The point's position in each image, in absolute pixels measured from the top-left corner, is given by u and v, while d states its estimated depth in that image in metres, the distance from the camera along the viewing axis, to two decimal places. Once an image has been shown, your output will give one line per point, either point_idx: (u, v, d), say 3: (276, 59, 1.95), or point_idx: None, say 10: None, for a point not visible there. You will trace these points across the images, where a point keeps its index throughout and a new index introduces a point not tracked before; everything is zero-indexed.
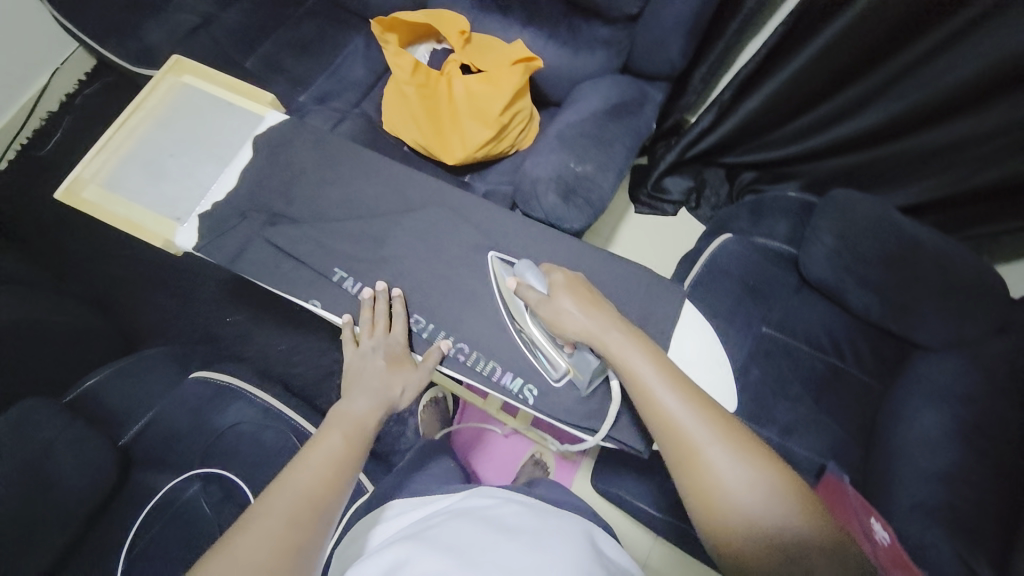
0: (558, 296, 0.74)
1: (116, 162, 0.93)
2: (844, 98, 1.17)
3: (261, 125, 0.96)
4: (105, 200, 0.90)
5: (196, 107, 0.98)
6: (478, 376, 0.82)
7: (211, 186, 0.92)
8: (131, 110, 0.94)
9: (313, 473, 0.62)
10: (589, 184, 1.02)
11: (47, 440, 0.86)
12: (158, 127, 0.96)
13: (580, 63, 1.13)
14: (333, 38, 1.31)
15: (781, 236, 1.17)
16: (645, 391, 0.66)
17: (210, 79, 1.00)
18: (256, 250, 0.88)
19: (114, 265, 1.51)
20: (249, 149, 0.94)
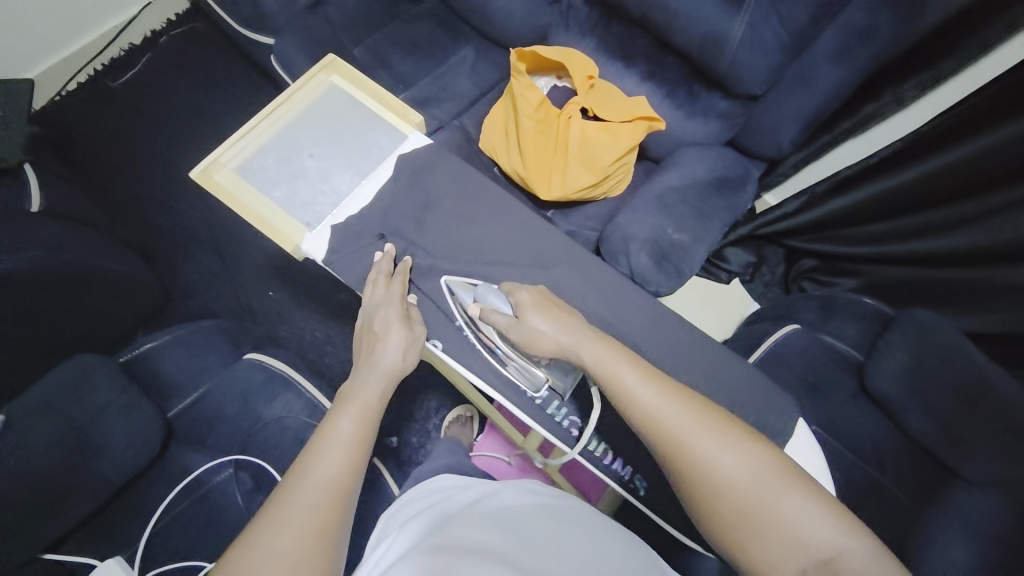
0: (528, 317, 0.73)
1: (254, 151, 0.91)
2: (927, 218, 1.17)
3: (405, 144, 0.95)
4: (237, 188, 0.89)
5: (342, 111, 0.97)
6: (590, 457, 0.83)
7: (349, 199, 0.91)
8: (279, 102, 0.93)
9: (334, 465, 0.63)
10: (682, 253, 1.03)
11: (100, 404, 0.84)
12: (300, 122, 0.95)
13: (689, 127, 1.13)
14: (444, 43, 1.30)
15: (849, 339, 1.17)
16: (619, 395, 0.65)
17: (359, 84, 0.99)
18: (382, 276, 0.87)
19: (166, 214, 1.48)
20: (391, 168, 0.93)
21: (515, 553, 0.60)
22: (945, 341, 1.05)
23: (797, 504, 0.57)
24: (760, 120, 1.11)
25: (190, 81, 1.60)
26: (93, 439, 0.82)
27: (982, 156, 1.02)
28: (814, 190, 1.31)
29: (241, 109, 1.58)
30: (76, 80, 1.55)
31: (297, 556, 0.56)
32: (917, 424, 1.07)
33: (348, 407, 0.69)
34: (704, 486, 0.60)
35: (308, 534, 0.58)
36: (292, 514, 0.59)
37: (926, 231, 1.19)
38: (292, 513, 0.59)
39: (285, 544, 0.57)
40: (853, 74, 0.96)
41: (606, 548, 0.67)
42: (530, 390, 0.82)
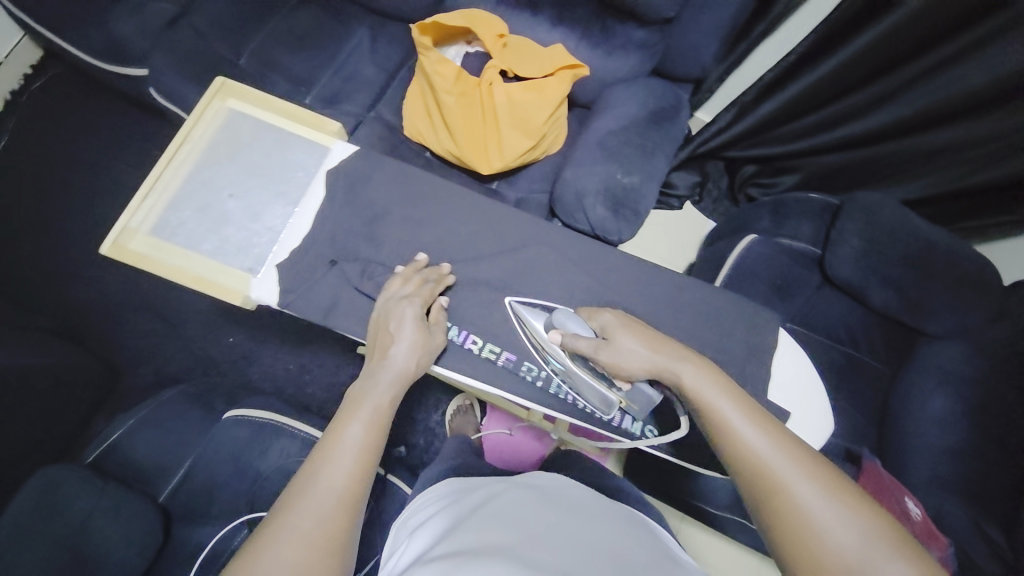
0: (618, 338, 0.71)
1: (164, 206, 0.83)
2: (852, 102, 1.21)
3: (331, 158, 0.88)
4: (158, 251, 0.80)
5: (250, 137, 0.88)
6: (598, 422, 0.83)
7: (287, 230, 0.84)
8: (178, 146, 0.84)
9: (342, 471, 0.58)
10: (636, 195, 1.02)
11: (84, 511, 0.78)
12: (208, 161, 0.86)
13: (611, 65, 1.10)
14: (334, 29, 1.19)
15: (805, 236, 1.22)
16: (711, 419, 0.60)
17: (261, 103, 0.90)
18: (348, 303, 0.81)
19: (84, 287, 1.34)
20: (322, 187, 0.87)
21: (539, 548, 0.60)
22: (889, 216, 1.11)
23: None
24: (679, 42, 1.09)
25: (65, 136, 1.42)
26: (93, 547, 0.76)
27: (898, 32, 1.04)
28: (743, 100, 1.32)
29: (132, 152, 1.42)
30: None
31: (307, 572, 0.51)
32: (878, 299, 1.14)
33: (359, 410, 0.64)
34: (807, 542, 0.51)
35: (317, 548, 0.53)
36: (302, 528, 0.54)
37: (854, 114, 1.24)
38: (302, 526, 0.54)
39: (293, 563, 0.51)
40: None
41: (613, 524, 0.71)
42: (601, 410, 0.79)
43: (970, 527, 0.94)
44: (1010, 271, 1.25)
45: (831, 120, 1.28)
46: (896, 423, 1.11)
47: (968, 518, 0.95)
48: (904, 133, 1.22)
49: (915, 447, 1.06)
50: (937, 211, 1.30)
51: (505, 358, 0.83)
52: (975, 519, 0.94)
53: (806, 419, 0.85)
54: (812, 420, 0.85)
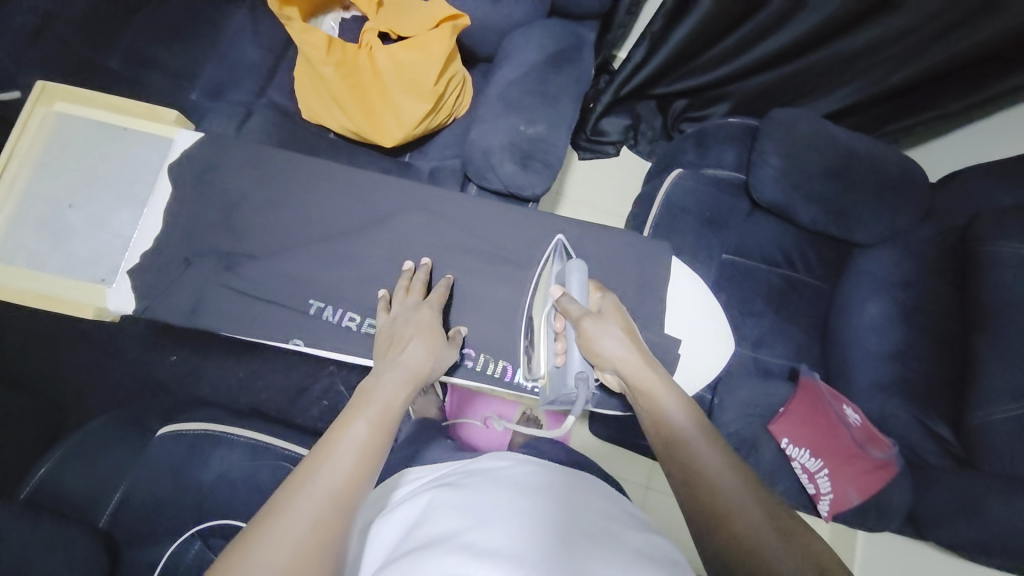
0: (608, 319, 0.73)
1: (2, 228, 0.85)
2: (767, 14, 1.15)
3: (174, 148, 0.89)
4: (2, 274, 0.83)
5: (80, 142, 0.89)
6: (491, 378, 0.87)
7: (133, 232, 0.87)
8: (2, 163, 0.85)
9: (342, 465, 0.54)
10: (543, 145, 0.98)
11: (19, 548, 0.75)
12: (41, 176, 0.88)
13: (503, 12, 1.05)
14: (208, 15, 1.11)
15: (731, 164, 1.20)
16: (677, 439, 0.64)
17: (87, 104, 0.90)
18: (215, 297, 0.85)
19: (8, 328, 1.29)
20: (164, 182, 0.89)
21: (529, 538, 0.56)
22: (806, 131, 1.10)
23: None
24: None
25: None
26: None
27: None
28: (653, 31, 1.25)
29: None
30: None
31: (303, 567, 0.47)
32: (807, 216, 1.13)
33: (370, 406, 0.61)
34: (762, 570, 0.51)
35: (317, 543, 0.49)
36: (304, 521, 0.49)
37: (772, 27, 1.19)
38: (304, 517, 0.49)
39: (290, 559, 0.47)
40: None
41: (602, 504, 0.67)
42: (528, 369, 0.85)
43: (915, 424, 0.98)
44: (935, 168, 1.26)
45: (749, 39, 1.23)
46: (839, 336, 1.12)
47: (913, 416, 0.99)
48: (824, 41, 1.17)
49: (860, 356, 1.07)
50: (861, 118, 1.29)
51: None
52: (919, 416, 0.98)
53: (700, 339, 0.93)
54: (705, 339, 0.92)
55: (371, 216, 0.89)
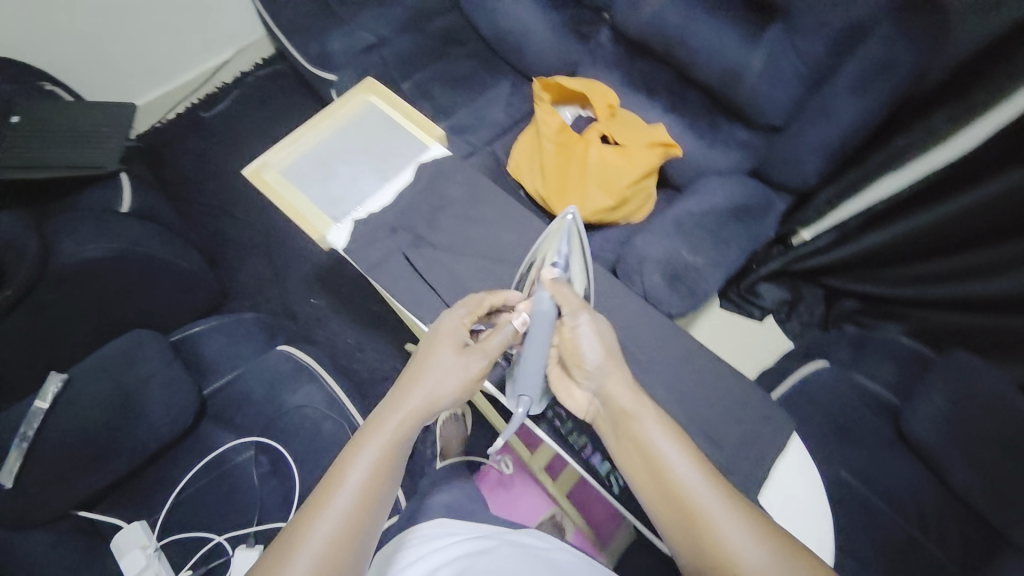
0: (586, 326, 0.79)
1: (296, 155, 1.11)
2: (977, 257, 1.09)
3: (427, 154, 1.12)
4: (280, 184, 1.07)
5: (373, 122, 1.16)
6: (568, 446, 0.91)
7: (373, 197, 1.07)
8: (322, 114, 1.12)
9: (352, 489, 0.63)
10: (697, 275, 1.02)
11: (146, 374, 0.93)
12: (338, 133, 1.14)
13: (710, 157, 1.16)
14: (484, 78, 1.44)
15: (884, 380, 1.09)
16: (687, 501, 0.63)
17: (391, 103, 1.18)
18: (395, 265, 1.00)
19: (230, 225, 1.66)
20: (410, 171, 1.10)
21: None
22: (993, 387, 0.95)
23: None
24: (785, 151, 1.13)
25: (266, 114, 1.82)
26: (140, 406, 0.90)
27: None
28: (846, 228, 1.27)
29: None
30: (174, 110, 1.81)
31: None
32: (960, 476, 0.96)
33: (368, 453, 0.66)
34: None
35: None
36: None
37: (978, 272, 1.10)
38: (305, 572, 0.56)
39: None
40: (878, 107, 0.97)
41: None
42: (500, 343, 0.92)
43: None
44: None
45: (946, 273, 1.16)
46: None
47: None
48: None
49: None
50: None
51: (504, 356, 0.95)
52: None
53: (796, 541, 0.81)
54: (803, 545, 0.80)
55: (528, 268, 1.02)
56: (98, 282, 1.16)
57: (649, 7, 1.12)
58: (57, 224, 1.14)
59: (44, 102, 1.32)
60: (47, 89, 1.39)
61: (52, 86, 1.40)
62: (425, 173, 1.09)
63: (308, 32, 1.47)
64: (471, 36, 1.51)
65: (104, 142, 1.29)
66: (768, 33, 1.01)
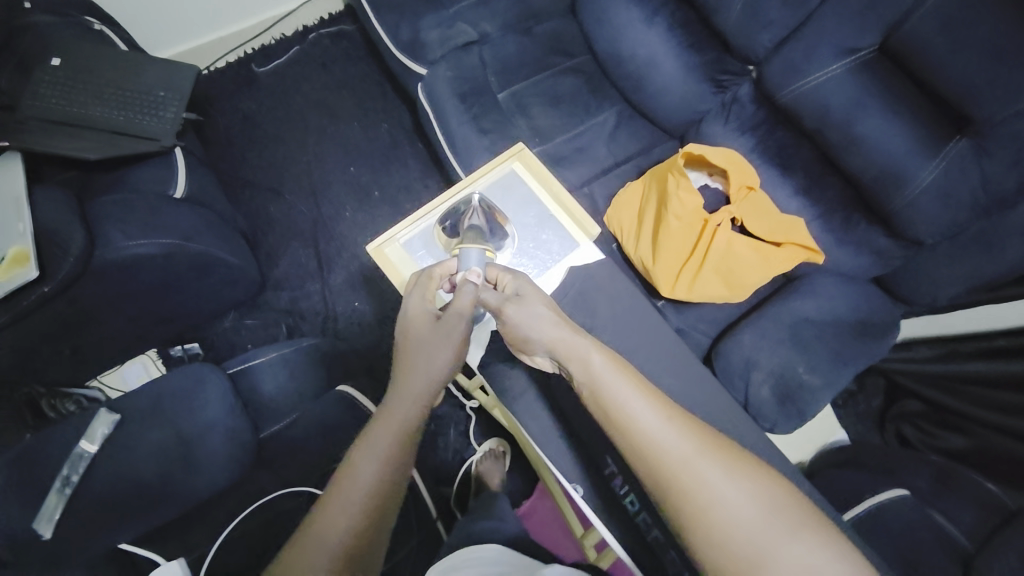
0: (521, 303, 0.74)
1: (427, 231, 0.92)
2: None
3: (578, 255, 0.93)
4: (406, 268, 0.90)
5: (518, 202, 0.95)
6: None
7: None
8: (462, 187, 0.92)
9: (372, 473, 0.61)
10: (809, 396, 0.95)
11: (209, 421, 0.85)
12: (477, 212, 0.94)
13: (836, 255, 1.07)
14: (588, 103, 1.29)
15: (964, 524, 1.01)
16: (628, 429, 0.59)
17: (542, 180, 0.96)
18: (527, 392, 0.97)
19: (273, 203, 1.51)
20: (557, 275, 0.92)
21: None
22: None
23: (802, 543, 0.50)
24: (921, 266, 1.04)
25: (325, 80, 1.63)
26: (195, 458, 0.82)
27: None
28: (956, 347, 1.26)
29: (367, 115, 1.61)
30: (225, 59, 1.61)
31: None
32: None
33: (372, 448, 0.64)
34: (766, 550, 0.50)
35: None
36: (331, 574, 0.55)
37: None
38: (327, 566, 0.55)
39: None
40: None
41: None
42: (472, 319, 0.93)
43: None
44: None
45: None
46: None
47: None
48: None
49: None
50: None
51: (653, 533, 0.88)
52: None
53: None
54: None
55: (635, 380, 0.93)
56: (143, 277, 1.04)
57: (813, 80, 1.00)
58: (101, 208, 1.00)
59: (97, 48, 1.15)
60: (95, 29, 1.19)
61: (102, 27, 1.20)
62: (576, 281, 0.93)
63: (401, 11, 1.31)
64: (579, 47, 1.34)
65: (161, 108, 1.13)
66: (952, 146, 0.91)
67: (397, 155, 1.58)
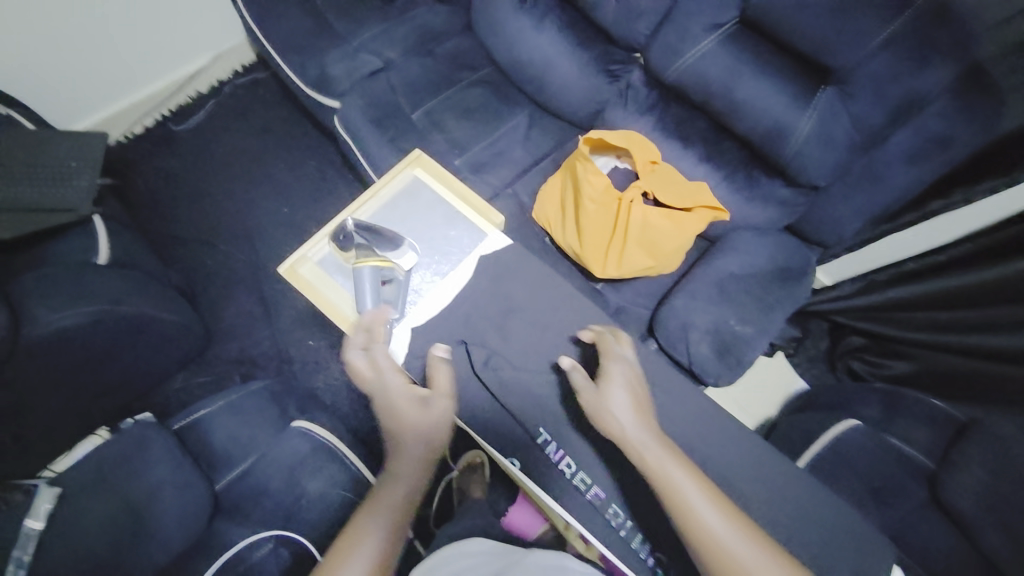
0: (611, 389, 0.82)
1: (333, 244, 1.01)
2: (989, 313, 1.09)
3: (485, 243, 1.03)
4: (320, 281, 0.99)
5: (420, 203, 1.05)
6: None
7: (431, 296, 0.99)
8: (365, 198, 1.02)
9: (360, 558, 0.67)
10: (744, 345, 1.00)
11: (158, 479, 0.83)
12: (382, 219, 1.03)
13: (747, 212, 1.14)
14: (499, 110, 1.35)
15: (922, 444, 1.10)
16: (699, 526, 0.70)
17: (440, 181, 1.07)
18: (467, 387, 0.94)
19: (209, 256, 1.50)
20: (467, 262, 1.01)
21: None
22: None
23: None
24: (822, 207, 1.12)
25: (246, 128, 1.65)
26: (148, 520, 0.79)
27: None
28: (873, 278, 1.32)
29: (293, 156, 1.62)
30: (142, 123, 1.60)
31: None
32: (986, 539, 0.94)
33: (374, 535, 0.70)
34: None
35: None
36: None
37: (990, 327, 1.10)
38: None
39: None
40: (927, 175, 1.00)
41: None
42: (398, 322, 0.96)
43: None
44: None
45: (958, 323, 1.16)
46: None
47: None
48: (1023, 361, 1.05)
49: None
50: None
51: (593, 493, 0.87)
52: None
53: None
54: None
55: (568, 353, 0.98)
56: (75, 349, 1.01)
57: (692, 57, 1.08)
58: (23, 286, 0.98)
59: (0, 130, 1.13)
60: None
61: (11, 111, 1.18)
62: (488, 268, 1.01)
63: (305, 53, 1.35)
64: (483, 61, 1.41)
65: (74, 178, 1.12)
66: (821, 95, 1.00)
67: (328, 189, 1.60)
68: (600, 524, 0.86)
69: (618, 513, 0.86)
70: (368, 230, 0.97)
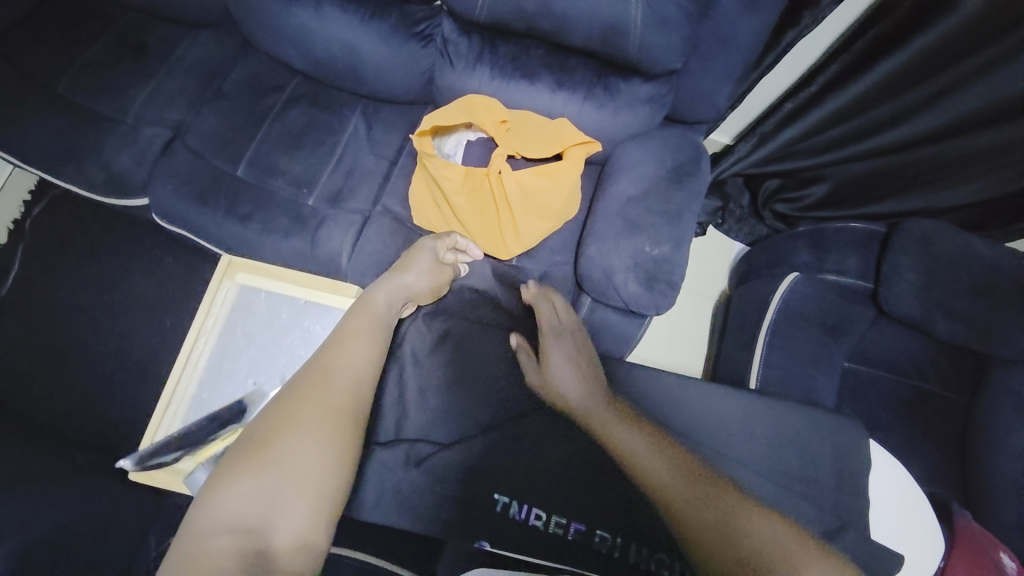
0: (555, 358, 0.76)
1: (187, 409, 0.95)
2: (877, 114, 1.10)
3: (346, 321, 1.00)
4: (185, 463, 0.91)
5: (263, 313, 1.02)
6: None
7: None
8: (195, 339, 0.97)
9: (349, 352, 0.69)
10: (668, 266, 0.96)
11: None
12: (230, 353, 0.99)
13: (620, 122, 1.03)
14: (327, 123, 1.17)
15: (854, 270, 1.12)
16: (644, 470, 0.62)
17: (265, 280, 1.03)
18: (411, 494, 0.68)
19: (108, 412, 1.29)
20: None
21: None
22: (951, 249, 1.04)
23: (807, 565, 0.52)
24: (689, 88, 1.04)
25: (76, 257, 1.40)
26: None
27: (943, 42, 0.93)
28: (762, 130, 1.25)
29: (145, 262, 1.40)
30: None
31: (308, 538, 0.54)
32: (944, 329, 1.04)
33: (326, 390, 0.64)
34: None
35: (307, 525, 0.54)
36: (283, 499, 0.54)
37: (891, 122, 1.09)
38: (273, 489, 0.55)
39: (292, 533, 0.53)
40: (770, 17, 0.92)
41: None
42: None
43: None
44: None
45: (858, 132, 1.14)
46: (972, 453, 1.04)
47: None
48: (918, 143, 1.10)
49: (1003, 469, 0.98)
50: (970, 216, 1.18)
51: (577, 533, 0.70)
52: None
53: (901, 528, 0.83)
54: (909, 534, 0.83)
55: (473, 375, 0.77)
56: None
57: None
58: None
59: None
60: None
61: None
62: None
63: (77, 155, 1.11)
64: (284, 74, 1.20)
65: None
66: None
67: (203, 281, 1.40)
68: (598, 562, 0.64)
69: (606, 536, 0.64)
70: (162, 446, 0.80)
